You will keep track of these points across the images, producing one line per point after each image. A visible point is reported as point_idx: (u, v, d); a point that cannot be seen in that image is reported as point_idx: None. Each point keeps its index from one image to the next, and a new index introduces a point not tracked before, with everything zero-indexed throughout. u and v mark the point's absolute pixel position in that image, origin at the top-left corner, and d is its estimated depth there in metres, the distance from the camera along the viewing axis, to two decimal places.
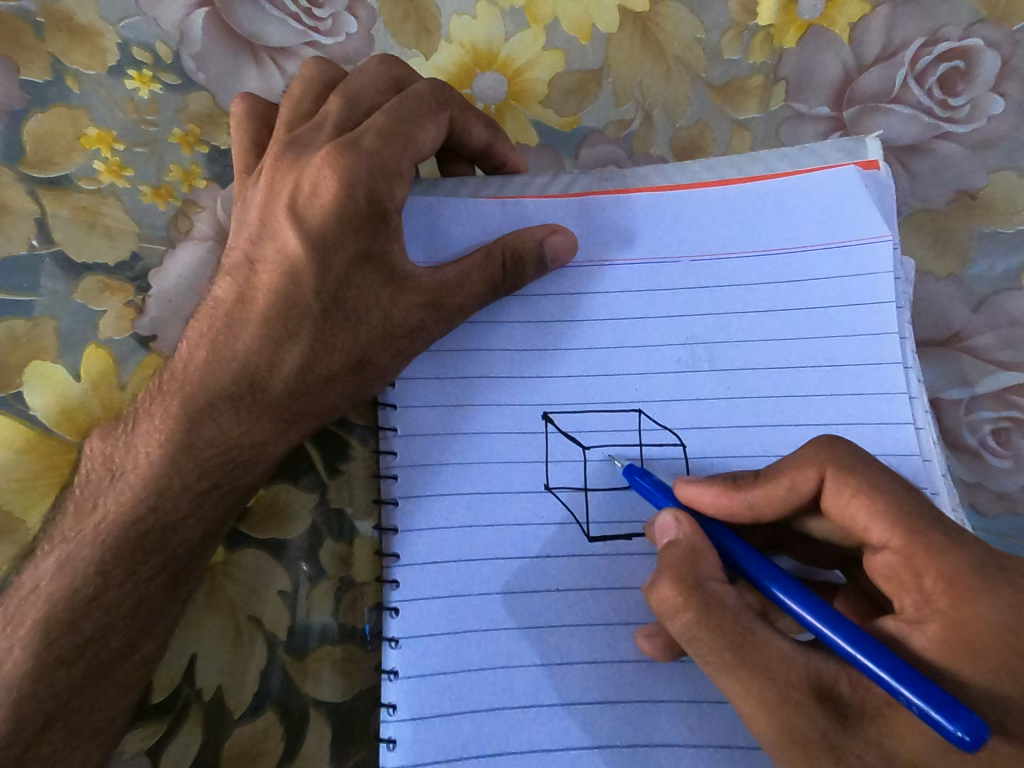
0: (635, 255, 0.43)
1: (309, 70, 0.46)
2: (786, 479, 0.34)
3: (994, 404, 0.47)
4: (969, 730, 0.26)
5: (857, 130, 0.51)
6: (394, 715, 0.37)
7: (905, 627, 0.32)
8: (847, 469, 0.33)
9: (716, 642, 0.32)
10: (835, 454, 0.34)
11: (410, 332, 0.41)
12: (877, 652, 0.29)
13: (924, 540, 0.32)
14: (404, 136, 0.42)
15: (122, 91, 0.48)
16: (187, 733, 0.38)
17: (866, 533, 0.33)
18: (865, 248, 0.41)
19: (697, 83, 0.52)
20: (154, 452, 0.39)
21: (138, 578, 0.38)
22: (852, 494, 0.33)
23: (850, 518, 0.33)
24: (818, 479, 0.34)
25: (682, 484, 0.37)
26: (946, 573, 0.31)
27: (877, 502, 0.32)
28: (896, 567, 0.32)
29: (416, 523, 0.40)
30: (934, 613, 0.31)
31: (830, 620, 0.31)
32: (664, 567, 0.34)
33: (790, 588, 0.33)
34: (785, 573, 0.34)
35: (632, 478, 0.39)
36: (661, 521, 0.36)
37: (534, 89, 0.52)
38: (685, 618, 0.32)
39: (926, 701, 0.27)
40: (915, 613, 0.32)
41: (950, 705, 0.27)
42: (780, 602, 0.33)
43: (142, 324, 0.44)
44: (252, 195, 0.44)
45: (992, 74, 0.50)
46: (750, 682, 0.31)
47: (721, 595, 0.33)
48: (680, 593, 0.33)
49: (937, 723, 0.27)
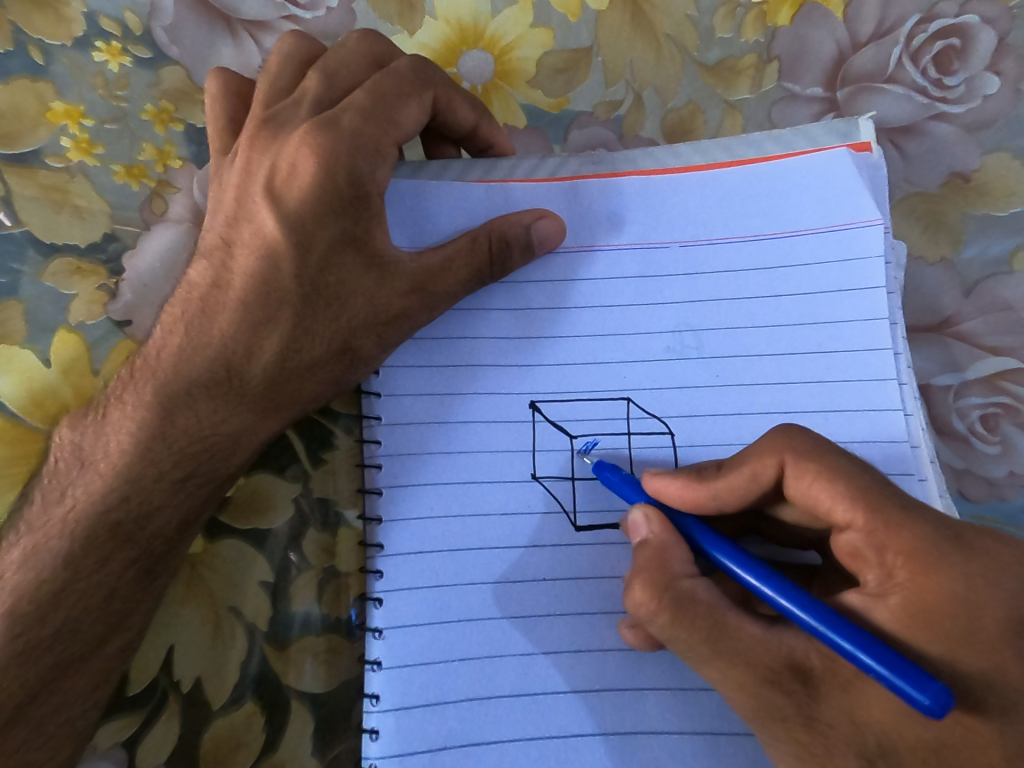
0: (625, 240, 0.42)
1: (286, 44, 0.44)
2: (748, 469, 0.34)
3: (982, 390, 0.47)
4: (936, 699, 0.26)
5: (851, 110, 0.50)
6: (377, 705, 0.37)
7: (868, 601, 0.31)
8: (810, 455, 0.33)
9: (693, 638, 0.31)
10: (792, 443, 0.33)
11: (394, 318, 0.40)
12: (846, 628, 0.29)
13: (883, 516, 0.31)
14: (386, 114, 0.41)
15: (89, 64, 0.46)
16: (164, 726, 0.37)
17: (830, 515, 0.32)
18: (858, 232, 0.40)
19: (688, 62, 0.51)
20: (126, 440, 0.38)
21: (109, 570, 0.37)
22: (813, 479, 0.32)
23: (812, 502, 0.33)
24: (778, 468, 0.34)
25: (648, 478, 0.37)
26: (906, 547, 0.31)
27: (837, 484, 0.32)
28: (858, 545, 0.32)
29: (400, 513, 0.39)
30: (896, 586, 0.31)
31: (799, 603, 0.30)
32: (636, 569, 0.34)
33: (759, 572, 0.32)
34: (751, 558, 0.33)
35: (604, 475, 0.38)
36: (631, 520, 0.36)
37: (521, 67, 0.50)
38: (661, 620, 0.32)
39: (894, 673, 0.27)
40: (877, 588, 0.31)
41: (919, 677, 0.27)
42: (749, 587, 0.32)
43: (116, 308, 0.43)
44: (228, 176, 0.42)
45: (988, 52, 0.49)
46: (728, 669, 0.31)
47: (692, 592, 0.32)
48: (653, 596, 0.32)
49: (907, 694, 0.27)
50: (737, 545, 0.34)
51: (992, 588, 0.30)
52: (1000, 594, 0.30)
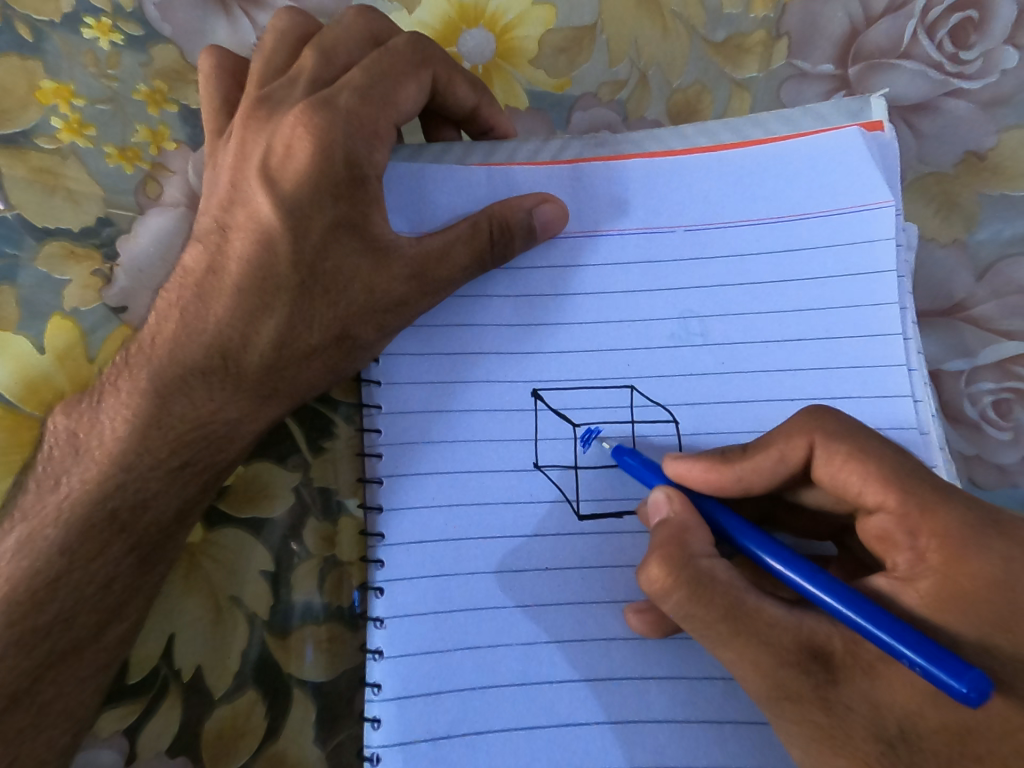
0: (628, 224, 0.41)
1: (281, 22, 0.43)
2: (775, 450, 0.33)
3: (995, 375, 0.46)
4: (973, 686, 0.26)
5: (862, 88, 0.48)
6: (378, 694, 0.37)
7: (897, 584, 0.31)
8: (837, 438, 0.32)
9: (710, 615, 0.31)
10: (824, 423, 0.33)
11: (393, 305, 0.39)
12: (875, 614, 0.29)
13: (918, 499, 0.31)
14: (384, 94, 0.40)
15: (80, 42, 0.45)
16: (165, 713, 0.37)
17: (860, 498, 0.32)
18: (869, 213, 0.39)
19: (694, 39, 0.49)
20: (120, 427, 0.38)
21: (106, 558, 0.36)
22: (843, 461, 0.32)
23: (842, 484, 0.32)
24: (808, 449, 0.33)
25: (670, 461, 0.36)
26: (940, 530, 0.31)
27: (860, 468, 0.32)
28: (889, 528, 0.31)
29: (400, 502, 0.39)
30: (927, 570, 0.31)
31: (825, 587, 0.30)
32: (653, 546, 0.33)
33: (786, 555, 0.32)
34: (777, 541, 0.33)
35: (621, 458, 0.37)
36: (653, 497, 0.35)
37: (524, 46, 0.49)
38: (676, 597, 0.31)
39: (927, 659, 0.27)
40: (907, 571, 0.31)
41: (954, 663, 0.26)
42: (774, 570, 0.32)
43: (111, 294, 0.42)
44: (223, 158, 0.41)
45: (1005, 25, 0.48)
46: (745, 649, 0.30)
47: (711, 571, 0.31)
48: (669, 573, 0.31)
49: (941, 681, 0.26)
50: (765, 531, 0.34)
51: (1005, 570, 0.29)
52: (1012, 576, 0.29)
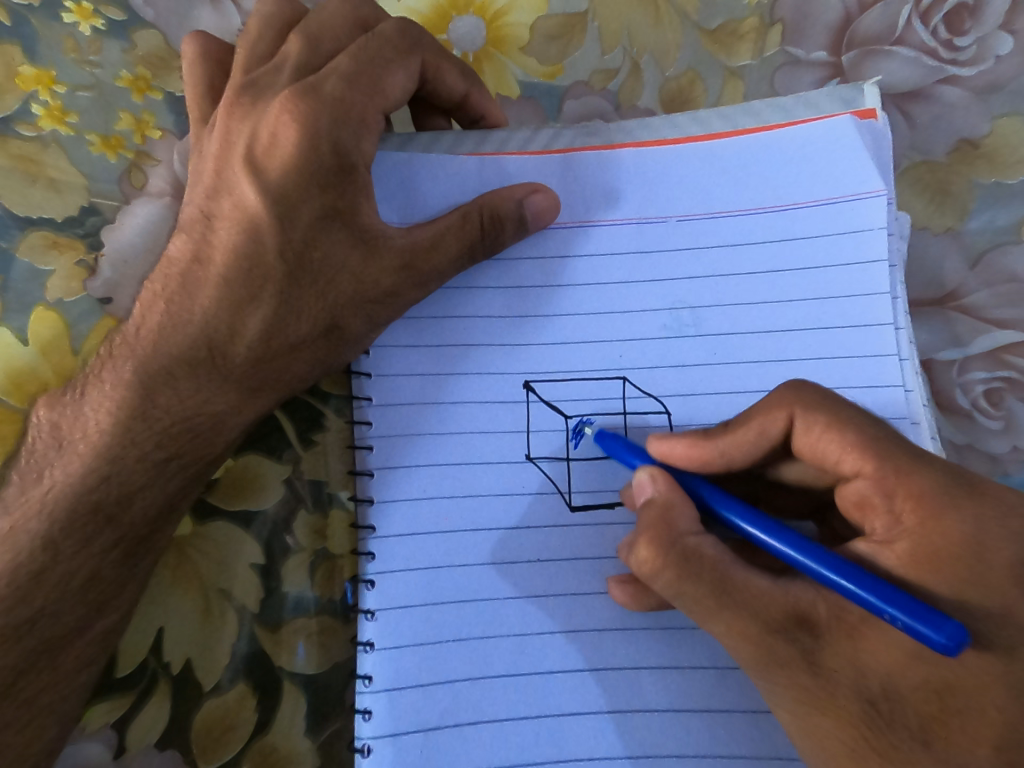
0: (620, 215, 0.41)
1: (266, 7, 0.42)
2: (755, 424, 0.34)
3: (987, 364, 0.46)
4: (953, 637, 0.26)
5: (857, 75, 0.48)
6: (369, 686, 0.37)
7: (876, 547, 0.31)
8: (815, 407, 0.33)
9: (699, 591, 0.31)
10: (801, 396, 0.33)
11: (383, 296, 0.39)
12: (859, 573, 0.28)
13: (893, 462, 0.31)
14: (371, 80, 0.39)
15: (61, 28, 0.44)
16: (154, 706, 0.37)
17: (838, 465, 0.32)
18: (860, 203, 0.39)
19: (686, 26, 0.49)
20: (104, 420, 0.37)
21: (91, 551, 0.36)
22: (821, 431, 0.32)
23: (821, 453, 0.33)
24: (787, 421, 0.33)
25: (653, 439, 0.36)
26: (922, 506, 0.30)
27: (846, 434, 0.32)
28: (866, 492, 0.31)
29: (391, 494, 0.38)
30: (904, 532, 0.31)
31: (809, 552, 0.30)
32: (642, 526, 0.33)
33: (769, 524, 0.32)
34: (760, 512, 0.33)
35: (605, 442, 0.38)
36: (637, 479, 0.35)
37: (514, 33, 0.48)
38: (666, 576, 0.31)
39: (908, 613, 0.27)
40: (885, 533, 0.31)
41: (934, 616, 0.26)
42: (758, 540, 0.32)
43: (96, 285, 0.42)
44: (208, 146, 0.41)
45: (1000, 11, 0.47)
46: (734, 621, 0.30)
47: (698, 548, 0.32)
48: (658, 553, 0.32)
49: (922, 634, 0.26)
50: (747, 502, 0.34)
51: (997, 557, 0.29)
52: (1005, 562, 0.29)
